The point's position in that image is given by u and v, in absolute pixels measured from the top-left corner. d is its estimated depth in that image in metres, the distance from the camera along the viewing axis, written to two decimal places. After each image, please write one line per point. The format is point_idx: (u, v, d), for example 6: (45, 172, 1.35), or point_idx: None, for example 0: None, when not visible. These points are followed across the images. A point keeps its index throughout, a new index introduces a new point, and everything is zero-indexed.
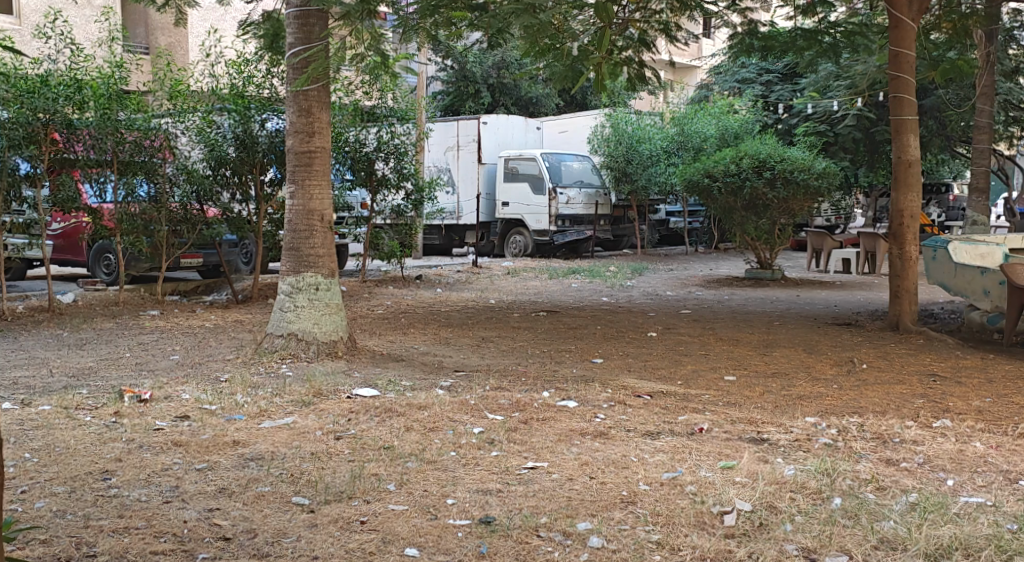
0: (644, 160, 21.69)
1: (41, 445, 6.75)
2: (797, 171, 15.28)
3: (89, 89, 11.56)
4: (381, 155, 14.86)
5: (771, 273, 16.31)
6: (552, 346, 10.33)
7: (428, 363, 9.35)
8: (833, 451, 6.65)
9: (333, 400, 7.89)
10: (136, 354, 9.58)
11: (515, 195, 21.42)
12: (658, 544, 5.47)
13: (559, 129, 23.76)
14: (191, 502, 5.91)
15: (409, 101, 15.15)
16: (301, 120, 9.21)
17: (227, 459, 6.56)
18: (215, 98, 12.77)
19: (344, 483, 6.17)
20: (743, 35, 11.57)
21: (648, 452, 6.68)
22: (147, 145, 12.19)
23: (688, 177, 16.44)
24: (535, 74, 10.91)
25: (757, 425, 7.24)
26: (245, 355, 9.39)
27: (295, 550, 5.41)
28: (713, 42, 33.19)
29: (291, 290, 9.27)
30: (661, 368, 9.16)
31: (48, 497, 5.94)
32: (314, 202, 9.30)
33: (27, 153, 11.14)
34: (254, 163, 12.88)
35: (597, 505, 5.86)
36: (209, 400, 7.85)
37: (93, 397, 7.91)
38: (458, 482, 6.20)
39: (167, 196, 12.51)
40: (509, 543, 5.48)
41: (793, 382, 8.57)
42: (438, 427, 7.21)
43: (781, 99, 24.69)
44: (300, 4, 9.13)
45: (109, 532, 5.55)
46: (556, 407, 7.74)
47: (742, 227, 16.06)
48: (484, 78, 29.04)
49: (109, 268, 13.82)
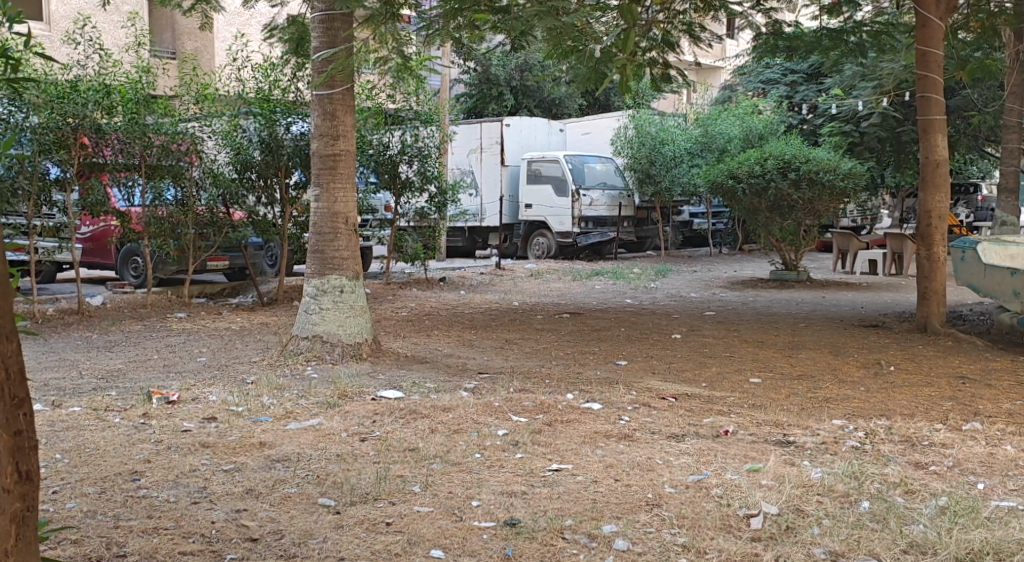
0: (668, 161, 21.64)
1: (72, 445, 6.83)
2: (824, 172, 15.21)
3: (118, 94, 11.66)
4: (405, 157, 14.91)
5: (796, 274, 16.27)
6: (576, 347, 10.37)
7: (452, 365, 9.41)
8: (861, 454, 6.64)
9: (359, 402, 7.95)
10: (165, 355, 9.67)
11: (538, 198, 21.43)
12: (685, 547, 5.46)
13: (583, 131, 23.78)
14: (220, 503, 5.96)
15: (433, 104, 15.18)
16: (326, 123, 9.23)
17: (254, 460, 6.61)
18: (241, 102, 12.86)
19: (370, 484, 6.21)
20: (768, 36, 11.48)
21: (674, 455, 6.69)
22: (174, 148, 12.28)
23: (712, 178, 16.39)
24: (559, 75, 10.89)
25: (784, 427, 7.23)
26: (271, 356, 9.46)
27: (322, 551, 5.45)
28: (737, 42, 33.21)
29: (316, 293, 9.33)
30: (686, 369, 9.19)
31: (79, 497, 6.00)
32: (339, 205, 9.33)
33: (57, 157, 11.25)
34: (279, 166, 12.93)
35: (623, 507, 5.88)
36: (236, 401, 7.92)
37: (122, 398, 7.99)
38: (483, 484, 6.23)
39: (194, 199, 12.59)
40: (535, 545, 5.49)
41: (820, 384, 8.55)
42: (463, 429, 7.24)
43: (806, 99, 24.58)
44: (325, 8, 9.08)
45: (139, 533, 5.59)
46: (580, 408, 7.78)
47: (767, 228, 16.00)
48: (507, 80, 29.09)
49: (137, 271, 13.91)
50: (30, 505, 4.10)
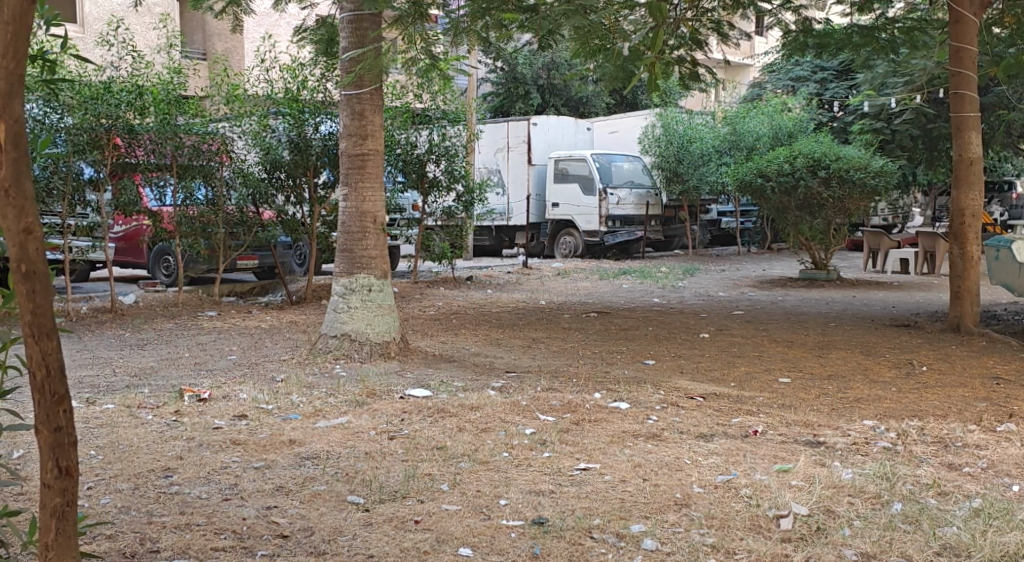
0: (696, 160, 21.62)
1: (105, 443, 6.89)
2: (853, 170, 15.14)
3: (150, 95, 11.73)
4: (432, 157, 14.95)
5: (825, 274, 16.22)
6: (603, 346, 10.36)
7: (479, 364, 9.41)
8: (893, 455, 6.61)
9: (386, 400, 7.97)
10: (195, 354, 9.73)
11: (564, 197, 21.44)
12: (713, 547, 5.45)
13: (610, 130, 23.76)
14: (250, 500, 6.00)
15: (460, 103, 15.25)
16: (355, 123, 9.29)
17: (283, 458, 6.65)
18: (270, 103, 12.92)
19: (398, 483, 6.24)
20: (797, 34, 11.42)
21: (702, 455, 6.68)
22: (204, 149, 12.38)
23: (740, 177, 16.32)
24: (586, 74, 10.90)
25: (813, 428, 7.21)
26: (300, 355, 9.50)
27: (350, 549, 5.46)
28: (766, 41, 33.17)
29: (345, 291, 9.38)
30: (714, 369, 9.17)
31: (113, 493, 6.06)
32: (367, 204, 9.40)
33: (91, 158, 11.35)
34: (308, 165, 13.04)
35: (651, 507, 5.88)
36: (266, 400, 7.96)
37: (154, 396, 8.05)
38: (511, 483, 6.24)
39: (224, 199, 12.68)
40: (562, 544, 5.50)
41: (849, 384, 8.50)
42: (490, 428, 7.26)
43: (836, 97, 24.49)
44: (354, 8, 9.29)
45: (171, 529, 5.64)
46: (607, 408, 7.77)
47: (796, 227, 15.95)
48: (533, 80, 29.16)
49: (168, 270, 14.04)
50: (70, 500, 4.20)
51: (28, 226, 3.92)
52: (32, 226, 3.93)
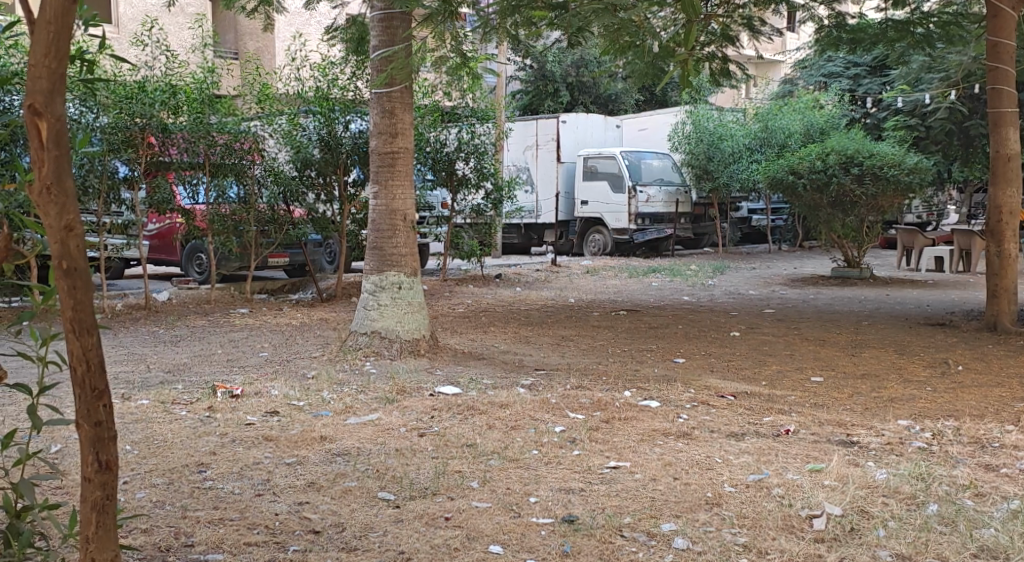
0: (726, 157, 21.54)
1: (140, 437, 6.95)
2: (888, 167, 14.99)
3: (184, 94, 11.82)
4: (461, 155, 14.99)
5: (858, 272, 16.24)
6: (633, 345, 10.32)
7: (509, 362, 9.41)
8: (928, 455, 6.56)
9: (416, 398, 7.98)
10: (227, 351, 9.79)
11: (593, 195, 21.42)
12: (745, 547, 5.43)
13: (639, 127, 23.68)
14: (282, 496, 6.04)
15: (489, 101, 15.23)
16: (384, 121, 9.32)
17: (315, 454, 6.69)
18: (300, 102, 13.01)
19: (428, 480, 6.26)
20: (831, 28, 11.36)
21: (733, 454, 6.66)
22: (237, 147, 12.41)
23: (771, 174, 16.22)
24: (616, 71, 10.86)
25: (846, 427, 7.17)
26: (330, 352, 9.55)
27: (382, 545, 5.47)
28: (798, 37, 33.02)
29: (375, 289, 9.41)
30: (745, 368, 9.12)
31: (148, 488, 6.11)
32: (397, 202, 9.42)
33: (125, 157, 11.46)
34: (338, 163, 13.10)
35: (682, 506, 5.87)
36: (298, 396, 8.01)
37: (187, 392, 8.11)
38: (541, 481, 6.25)
39: (256, 197, 12.75)
40: (592, 543, 5.48)
41: (882, 384, 8.45)
42: (520, 425, 7.27)
43: (869, 92, 24.35)
44: (384, 7, 9.33)
45: (206, 523, 5.67)
46: (637, 407, 7.75)
47: (828, 224, 15.87)
48: (562, 77, 29.11)
49: (201, 268, 14.14)
50: (110, 493, 4.23)
51: (69, 222, 3.93)
52: (73, 223, 3.94)
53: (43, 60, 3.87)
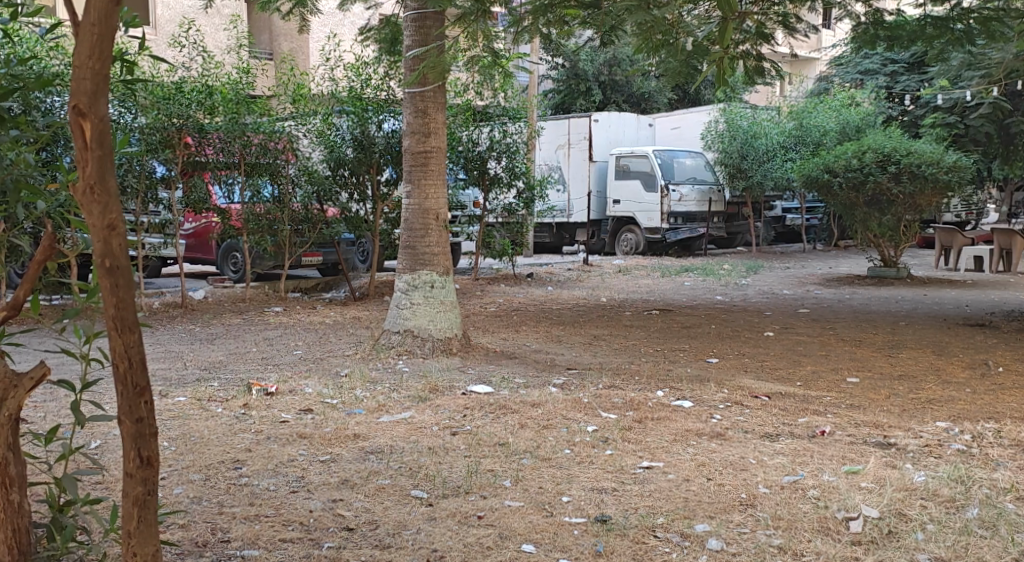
0: (760, 155, 21.41)
1: (177, 434, 7.01)
2: (925, 165, 14.83)
3: (219, 95, 11.86)
4: (493, 154, 14.99)
5: (895, 272, 16.17)
6: (665, 345, 10.28)
7: (541, 362, 9.39)
8: (967, 458, 6.50)
9: (449, 396, 8.00)
10: (262, 348, 9.86)
11: (625, 194, 21.38)
12: (780, 548, 5.39)
13: (672, 126, 23.63)
14: (317, 493, 6.06)
15: (522, 100, 15.21)
16: (417, 121, 9.34)
17: (349, 452, 6.71)
18: (334, 101, 13.05)
19: (461, 478, 6.26)
20: (868, 25, 11.23)
21: (768, 454, 6.63)
22: (271, 147, 12.50)
23: (806, 173, 16.11)
24: (650, 70, 10.79)
25: (883, 429, 7.12)
26: (363, 351, 9.57)
27: (415, 543, 5.48)
28: (834, 34, 32.82)
29: (407, 288, 9.43)
30: (779, 368, 9.08)
31: (185, 484, 6.16)
32: (430, 202, 9.44)
33: (163, 157, 11.56)
34: (371, 163, 13.11)
35: (716, 507, 5.84)
36: (331, 394, 8.05)
37: (224, 390, 8.17)
38: (574, 480, 6.24)
39: (290, 197, 12.80)
40: (626, 543, 5.46)
41: (920, 385, 8.38)
42: (552, 425, 7.26)
43: (907, 90, 24.18)
44: (418, 7, 9.29)
45: (242, 519, 5.70)
46: (670, 407, 7.72)
47: (864, 224, 15.76)
48: (595, 76, 29.07)
49: (236, 266, 14.23)
50: (151, 489, 4.24)
51: (112, 221, 3.93)
52: (115, 222, 3.94)
53: (88, 60, 3.87)
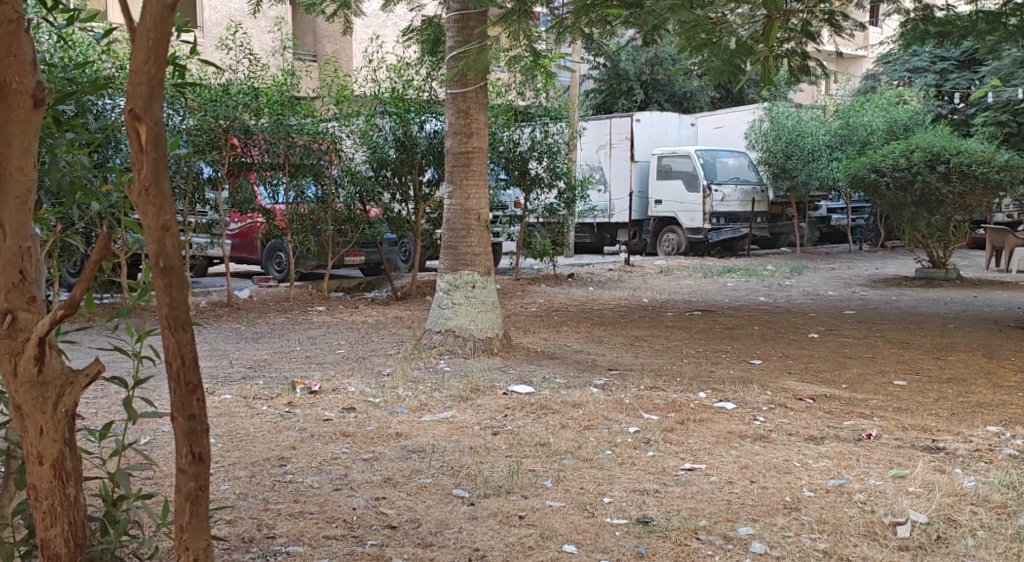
0: (806, 155, 21.15)
1: (224, 431, 7.07)
2: (976, 164, 14.62)
3: (265, 96, 11.96)
4: (535, 154, 14.99)
5: (944, 273, 16.05)
6: (707, 346, 10.23)
7: (582, 362, 9.35)
8: (1018, 463, 6.40)
9: (490, 396, 7.99)
10: (306, 347, 9.93)
11: (667, 194, 21.27)
12: (825, 553, 5.32)
13: (715, 125, 23.58)
14: (360, 490, 6.09)
15: (563, 100, 15.20)
16: (459, 121, 9.36)
17: (391, 451, 6.73)
18: (377, 103, 13.11)
19: (502, 478, 6.26)
20: (917, 21, 11.08)
21: (812, 458, 6.57)
22: (315, 148, 12.56)
23: (851, 172, 15.94)
24: (693, 69, 10.69)
25: (932, 433, 7.04)
26: (405, 350, 9.59)
27: (456, 542, 5.46)
28: (881, 32, 32.57)
29: (449, 288, 9.44)
30: (824, 370, 9.00)
31: (232, 480, 6.20)
32: (472, 202, 9.46)
33: (210, 158, 11.67)
34: (413, 163, 13.14)
35: (759, 510, 5.79)
36: (373, 393, 8.09)
37: (268, 388, 8.23)
38: (615, 481, 6.22)
39: (333, 197, 12.91)
40: (667, 544, 5.43)
41: (971, 388, 8.27)
42: (594, 425, 7.25)
43: (957, 88, 24.40)
44: (460, 8, 9.36)
45: (287, 516, 5.73)
46: (713, 408, 7.69)
47: (912, 224, 15.57)
48: (636, 76, 29.04)
49: (280, 266, 14.33)
50: (204, 484, 4.05)
51: (165, 222, 3.75)
52: (169, 223, 3.77)
53: (144, 65, 3.71)
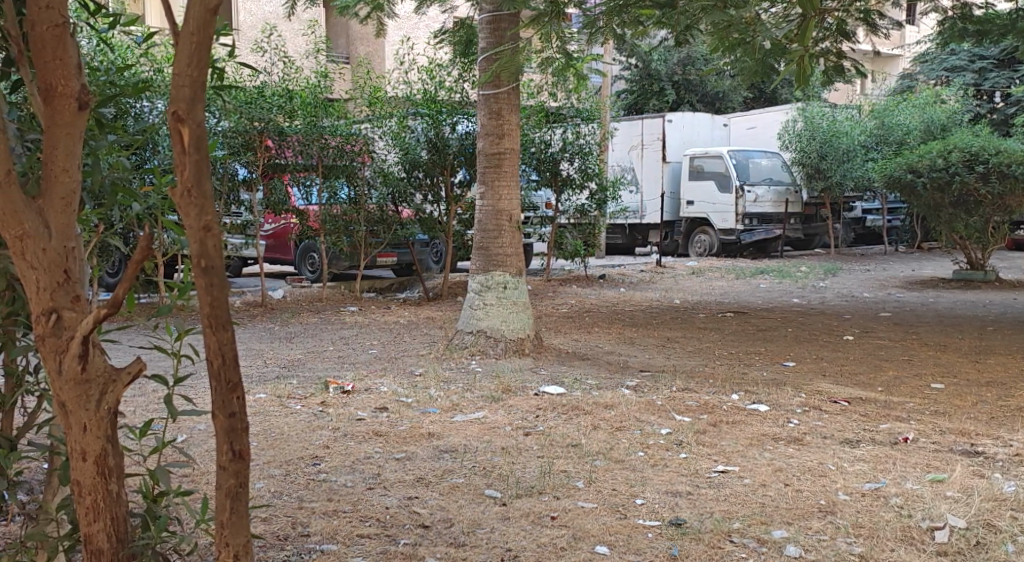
0: (840, 155, 20.93)
1: (258, 430, 7.10)
2: (1014, 165, 14.40)
3: (298, 99, 12.09)
4: (566, 155, 14.95)
5: (981, 274, 15.86)
6: (740, 347, 10.19)
7: (614, 363, 9.34)
8: None
9: (522, 396, 7.99)
10: (338, 347, 9.96)
11: (699, 195, 21.18)
12: (861, 556, 5.27)
13: (747, 125, 23.48)
14: (393, 490, 6.09)
15: (595, 101, 15.17)
16: (491, 122, 9.34)
17: (423, 450, 6.73)
18: (409, 104, 13.11)
19: (534, 479, 6.24)
20: (954, 19, 10.90)
21: (847, 461, 6.52)
22: (348, 149, 12.67)
23: (887, 173, 15.84)
24: (726, 69, 10.62)
25: (970, 437, 6.96)
26: (436, 350, 9.59)
27: (488, 542, 5.45)
28: (918, 31, 32.32)
29: (480, 289, 9.43)
30: (858, 373, 8.91)
31: (266, 479, 6.21)
32: (503, 202, 9.48)
33: (245, 159, 11.74)
34: (445, 164, 13.15)
35: (793, 513, 5.74)
36: (405, 393, 8.09)
37: (301, 387, 8.26)
38: (647, 483, 6.19)
39: (365, 198, 12.91)
40: (701, 547, 5.39)
41: (1009, 391, 8.18)
42: (625, 427, 7.22)
43: (996, 87, 24.41)
44: (492, 9, 9.34)
45: (320, 515, 5.74)
46: (745, 410, 7.63)
47: (949, 225, 15.42)
48: (668, 76, 28.96)
49: (313, 266, 14.38)
50: (243, 481, 4.04)
51: (208, 222, 3.73)
52: (211, 222, 3.74)
53: (186, 68, 3.70)
